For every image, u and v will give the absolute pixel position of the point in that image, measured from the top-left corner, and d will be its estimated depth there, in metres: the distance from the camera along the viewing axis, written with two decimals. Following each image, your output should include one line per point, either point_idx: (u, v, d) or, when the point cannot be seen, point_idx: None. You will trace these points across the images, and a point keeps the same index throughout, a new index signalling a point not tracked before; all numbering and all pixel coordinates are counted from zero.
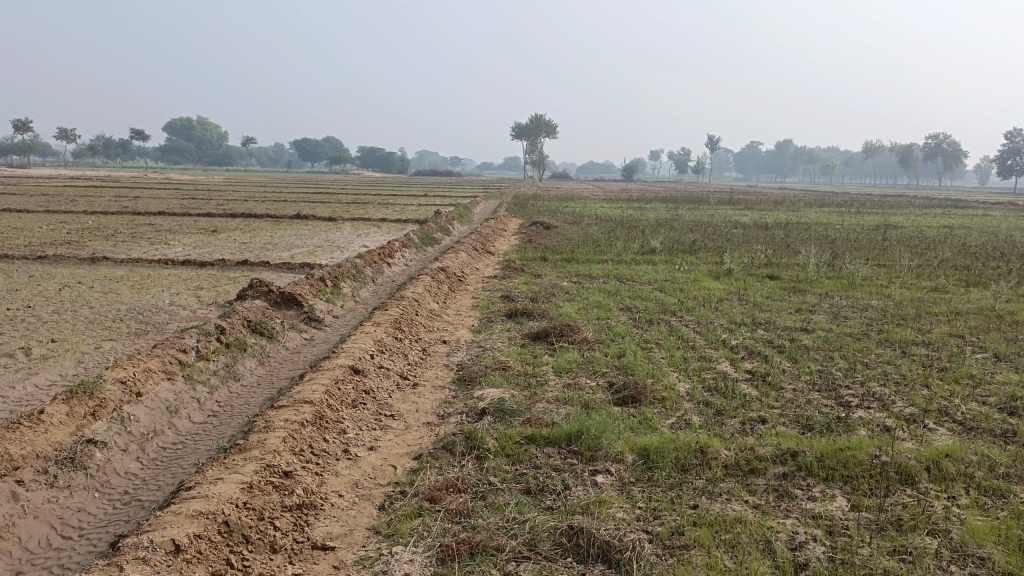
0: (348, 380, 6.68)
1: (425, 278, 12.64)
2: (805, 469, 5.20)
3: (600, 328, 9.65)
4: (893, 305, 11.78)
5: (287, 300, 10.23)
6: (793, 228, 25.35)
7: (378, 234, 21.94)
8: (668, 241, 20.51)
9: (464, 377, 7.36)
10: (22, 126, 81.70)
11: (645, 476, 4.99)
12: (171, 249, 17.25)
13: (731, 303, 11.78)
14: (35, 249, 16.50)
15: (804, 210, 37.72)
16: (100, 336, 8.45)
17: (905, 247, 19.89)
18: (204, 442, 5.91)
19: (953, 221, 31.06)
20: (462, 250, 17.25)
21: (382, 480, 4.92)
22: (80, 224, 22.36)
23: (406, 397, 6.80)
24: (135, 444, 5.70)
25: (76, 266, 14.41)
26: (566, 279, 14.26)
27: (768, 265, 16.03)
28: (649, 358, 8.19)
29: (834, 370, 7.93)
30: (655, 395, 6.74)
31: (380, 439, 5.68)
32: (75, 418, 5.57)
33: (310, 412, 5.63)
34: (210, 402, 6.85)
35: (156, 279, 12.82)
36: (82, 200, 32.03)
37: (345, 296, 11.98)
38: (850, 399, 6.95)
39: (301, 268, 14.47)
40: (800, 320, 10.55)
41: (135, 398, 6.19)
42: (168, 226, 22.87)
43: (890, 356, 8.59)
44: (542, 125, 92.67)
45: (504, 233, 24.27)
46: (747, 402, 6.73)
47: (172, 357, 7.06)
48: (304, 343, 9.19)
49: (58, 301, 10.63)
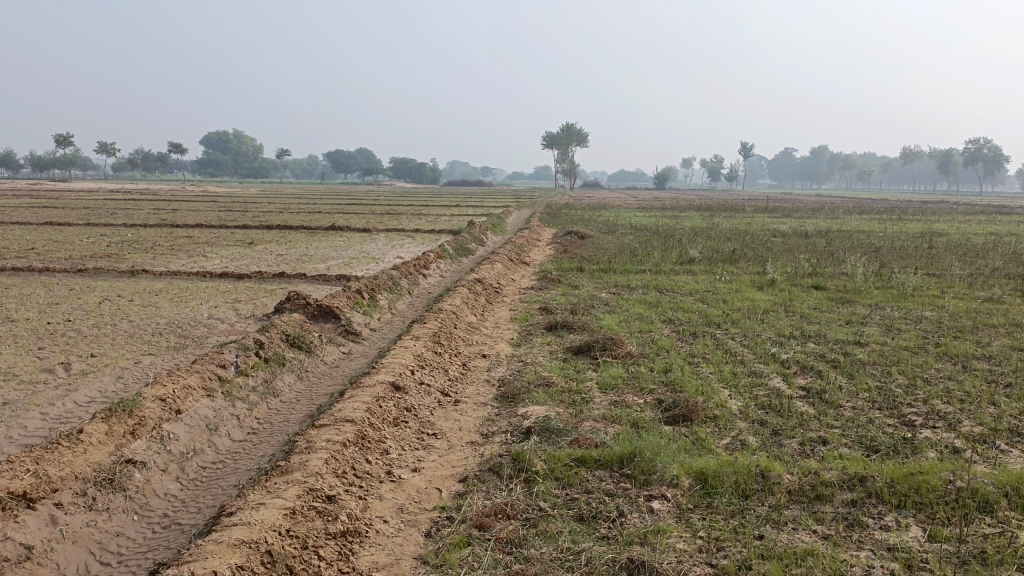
0: (389, 397, 6.49)
1: (462, 290, 12.47)
2: (875, 495, 4.89)
3: (643, 342, 9.38)
4: (947, 316, 11.33)
5: (324, 313, 10.13)
6: (834, 236, 24.76)
7: (412, 245, 21.87)
8: (707, 250, 20.13)
9: (507, 394, 7.13)
10: (65, 140, 83.64)
11: (704, 502, 4.72)
12: (209, 261, 17.32)
13: (777, 315, 11.40)
14: (76, 262, 16.68)
15: (844, 218, 36.91)
16: (140, 351, 8.40)
17: (953, 255, 19.28)
18: (245, 462, 5.76)
19: (1000, 227, 30.14)
20: (498, 261, 17.08)
21: (428, 504, 4.72)
22: (120, 237, 22.63)
23: (448, 415, 6.59)
24: (174, 464, 5.58)
25: (115, 278, 14.50)
26: (604, 290, 14.00)
27: (812, 274, 15.59)
28: (697, 373, 7.89)
29: (894, 387, 7.56)
30: (707, 413, 6.46)
31: (424, 460, 5.48)
32: (114, 437, 5.47)
33: (352, 431, 5.45)
34: (250, 419, 6.73)
35: (194, 292, 12.83)
36: (121, 213, 32.60)
37: (382, 308, 11.86)
38: (914, 418, 6.59)
39: (337, 280, 14.40)
40: (851, 332, 10.18)
41: (174, 416, 6.09)
42: (205, 238, 23.10)
43: (950, 371, 8.19)
44: (573, 134, 92.60)
45: (539, 243, 24.08)
46: (805, 421, 6.42)
47: (211, 373, 6.95)
48: (342, 356, 9.06)
49: (98, 315, 10.63)
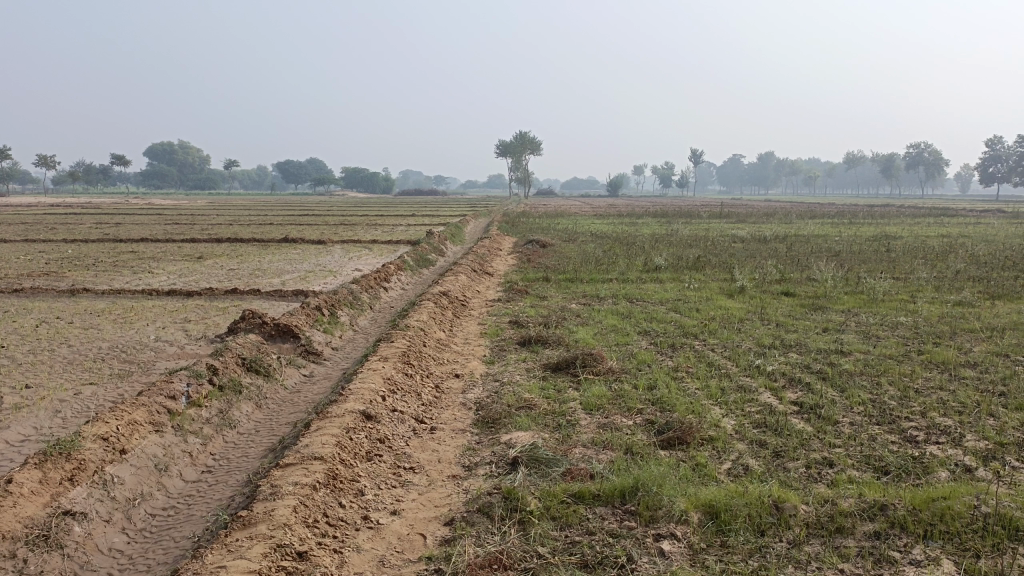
0: (360, 428, 5.94)
1: (428, 304, 11.93)
2: (898, 525, 4.53)
3: (622, 356, 8.96)
4: (923, 321, 11.17)
5: (282, 332, 9.49)
6: (794, 241, 24.81)
7: (370, 256, 21.19)
8: (670, 257, 19.87)
9: (486, 419, 6.61)
10: (2, 153, 80.45)
11: (718, 540, 4.30)
12: (156, 278, 16.47)
13: (753, 323, 11.10)
14: (11, 281, 15.63)
15: (799, 222, 37.27)
16: (79, 380, 7.67)
17: (915, 258, 19.35)
18: (200, 507, 5.14)
19: (949, 230, 30.67)
20: (461, 272, 16.56)
21: (412, 554, 4.18)
22: (59, 253, 21.47)
23: (425, 445, 6.05)
24: (120, 513, 4.95)
25: (54, 298, 13.59)
26: (573, 301, 13.59)
27: (781, 280, 15.42)
28: (683, 390, 7.49)
29: (887, 399, 7.27)
30: (703, 435, 6.04)
31: (404, 500, 4.93)
32: (50, 485, 4.83)
33: (322, 471, 4.89)
34: (204, 456, 6.09)
35: (141, 312, 12.05)
36: (61, 227, 31.26)
37: (343, 325, 11.26)
38: (916, 434, 6.28)
39: (294, 296, 13.72)
40: (832, 340, 9.93)
41: (119, 456, 5.44)
42: (151, 253, 22.09)
43: (939, 381, 7.94)
44: (528, 142, 92.62)
45: (501, 252, 23.60)
46: (805, 440, 6.04)
47: (160, 406, 6.31)
48: (303, 380, 8.44)
49: (35, 340, 9.80)
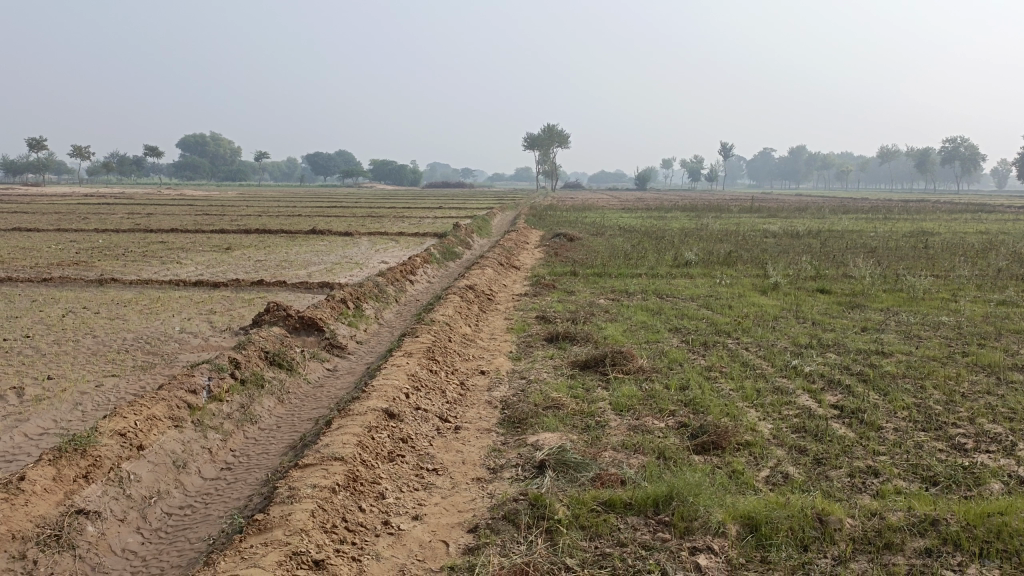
0: (382, 427, 5.77)
1: (454, 298, 11.74)
2: (951, 542, 4.22)
3: (652, 354, 8.70)
4: (966, 322, 10.74)
5: (306, 325, 9.36)
6: (828, 237, 24.26)
7: (397, 249, 21.06)
8: (701, 252, 19.51)
9: (512, 419, 6.40)
10: (38, 144, 81.83)
11: (758, 555, 4.05)
12: (183, 268, 16.49)
13: (788, 321, 10.76)
14: (41, 270, 15.72)
15: (832, 217, 36.55)
16: (102, 372, 7.58)
17: (954, 256, 18.78)
18: (217, 507, 4.99)
19: (988, 226, 29.84)
20: (488, 265, 16.37)
21: (434, 563, 3.99)
22: (90, 243, 21.60)
23: (449, 445, 5.86)
24: (136, 511, 4.82)
25: (83, 288, 13.62)
26: (602, 295, 13.34)
27: (816, 277, 15.02)
28: (717, 391, 7.21)
29: (932, 404, 6.94)
30: (739, 439, 5.78)
31: (426, 504, 4.74)
32: (64, 483, 4.71)
33: (342, 474, 4.72)
34: (223, 453, 5.96)
35: (166, 302, 12.00)
36: (94, 217, 31.64)
37: (368, 318, 11.12)
38: (964, 441, 5.97)
39: (319, 288, 13.61)
40: (871, 340, 9.58)
41: (136, 453, 5.32)
42: (179, 243, 22.20)
43: (986, 385, 7.56)
44: (556, 135, 92.01)
45: (528, 246, 23.36)
46: (848, 447, 5.75)
47: (180, 400, 6.19)
48: (327, 375, 8.29)
49: (60, 330, 9.77)
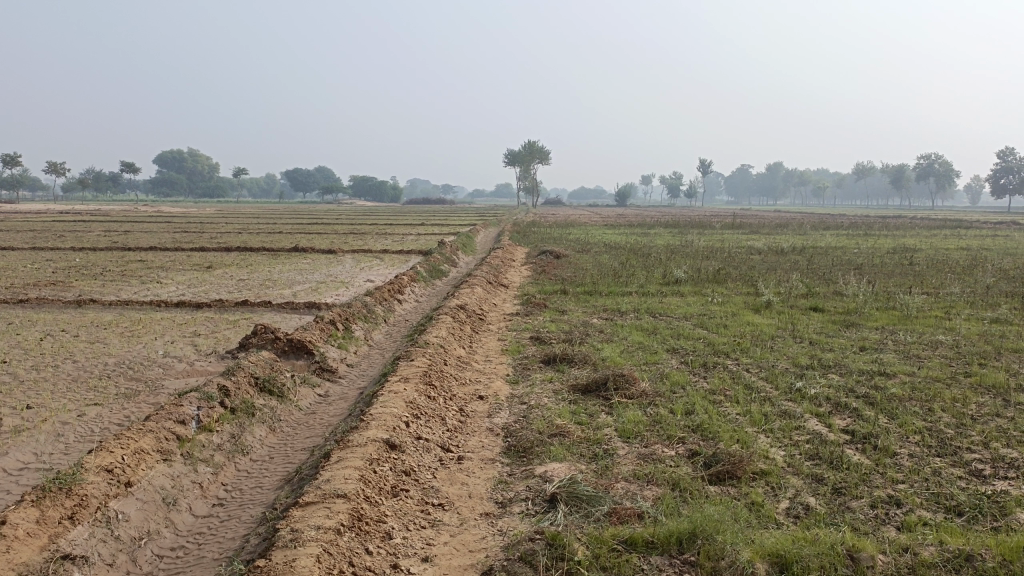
0: (383, 459, 5.51)
1: (445, 318, 11.48)
2: None
3: (653, 376, 8.50)
4: (963, 341, 10.65)
5: (295, 348, 9.07)
6: (814, 253, 24.30)
7: (382, 267, 20.79)
8: (690, 269, 19.39)
9: (517, 449, 6.16)
10: (13, 160, 80.82)
11: None
12: (165, 288, 16.11)
13: (785, 341, 10.62)
14: (17, 291, 15.26)
15: (815, 233, 36.68)
16: (84, 400, 7.25)
17: (942, 272, 18.82)
18: (211, 548, 4.70)
19: (970, 242, 30.05)
20: (476, 284, 16.14)
21: None
22: (67, 262, 21.13)
23: (453, 477, 5.61)
24: (125, 554, 4.52)
25: (60, 309, 13.20)
26: (595, 315, 13.13)
27: (808, 295, 14.92)
28: (724, 416, 7.02)
29: (943, 427, 6.78)
30: (754, 468, 5.59)
31: (435, 543, 4.49)
32: (48, 525, 4.41)
33: (346, 514, 4.46)
34: (214, 487, 5.67)
35: (148, 324, 11.64)
36: (71, 234, 31.03)
37: (358, 340, 10.83)
38: (981, 467, 5.81)
39: (305, 308, 13.29)
40: (872, 360, 9.46)
41: (124, 490, 5.03)
42: (159, 262, 21.79)
43: (994, 407, 7.44)
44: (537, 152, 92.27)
45: (514, 263, 23.16)
46: (865, 475, 5.57)
47: (169, 432, 5.89)
48: (318, 401, 8.00)
49: (38, 355, 9.40)
